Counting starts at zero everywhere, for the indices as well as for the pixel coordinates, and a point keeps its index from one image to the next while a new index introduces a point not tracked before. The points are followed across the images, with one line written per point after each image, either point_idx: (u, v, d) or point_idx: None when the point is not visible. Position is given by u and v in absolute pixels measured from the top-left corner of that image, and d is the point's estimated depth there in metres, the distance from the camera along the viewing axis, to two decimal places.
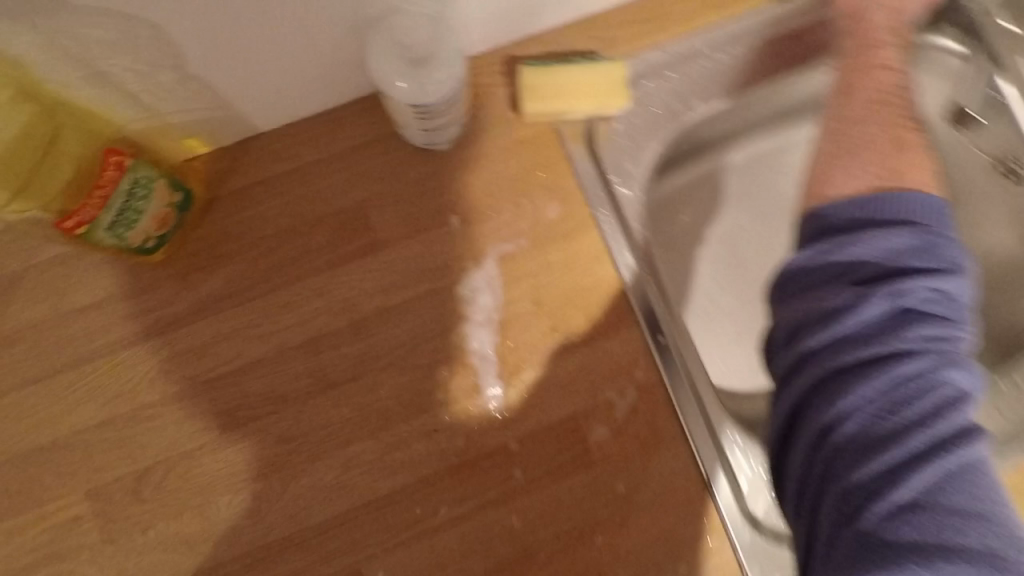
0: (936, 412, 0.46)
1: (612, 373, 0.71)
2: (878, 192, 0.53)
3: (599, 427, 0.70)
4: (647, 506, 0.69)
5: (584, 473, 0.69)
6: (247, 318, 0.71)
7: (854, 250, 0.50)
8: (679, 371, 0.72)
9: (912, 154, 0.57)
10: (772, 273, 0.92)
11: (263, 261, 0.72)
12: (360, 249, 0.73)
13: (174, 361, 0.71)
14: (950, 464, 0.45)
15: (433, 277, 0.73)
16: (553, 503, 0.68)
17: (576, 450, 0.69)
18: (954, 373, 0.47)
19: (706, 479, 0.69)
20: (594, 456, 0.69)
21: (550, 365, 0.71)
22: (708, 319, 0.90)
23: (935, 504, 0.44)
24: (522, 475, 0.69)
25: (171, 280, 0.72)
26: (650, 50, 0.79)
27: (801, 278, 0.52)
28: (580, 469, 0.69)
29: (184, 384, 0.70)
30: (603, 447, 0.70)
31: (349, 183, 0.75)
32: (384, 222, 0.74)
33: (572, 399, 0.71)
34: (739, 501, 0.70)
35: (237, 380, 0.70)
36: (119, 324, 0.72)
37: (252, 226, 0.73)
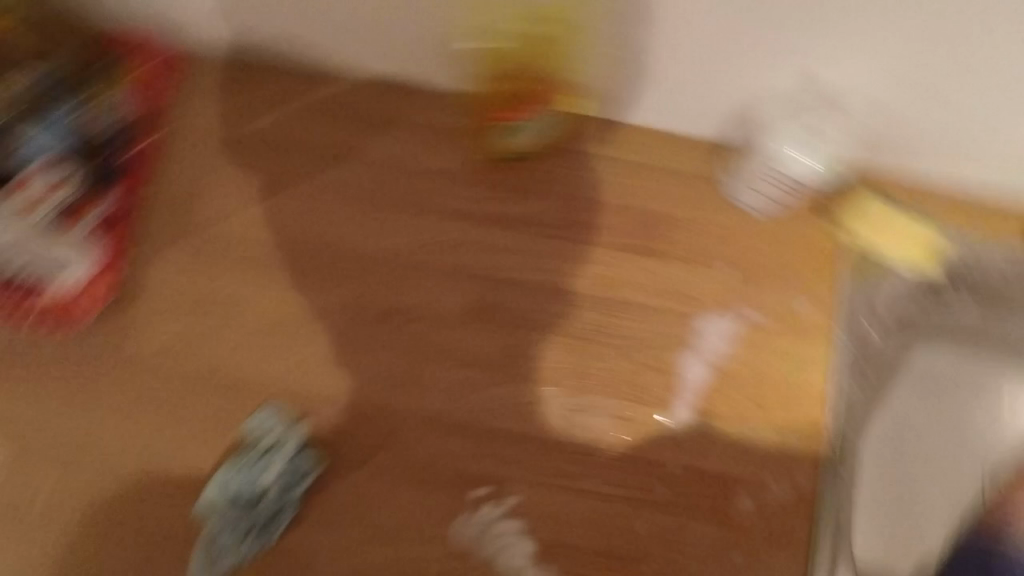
0: None
1: (777, 463, 0.79)
2: None
3: (744, 500, 0.78)
4: None
5: (714, 525, 0.78)
6: (530, 248, 0.86)
7: None
8: (832, 497, 0.79)
9: None
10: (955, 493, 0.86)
11: (568, 215, 0.87)
12: (642, 249, 0.86)
13: (460, 247, 0.86)
14: None
15: (684, 303, 0.84)
16: (677, 532, 0.78)
17: (717, 504, 0.78)
18: None
19: None
20: (727, 518, 0.78)
21: (734, 424, 0.80)
22: (868, 497, 0.85)
23: None
24: (663, 494, 0.79)
25: (495, 187, 0.87)
26: (955, 231, 0.84)
27: None
28: (712, 520, 0.78)
29: (456, 268, 0.85)
30: (739, 516, 0.78)
31: (662, 195, 0.87)
32: (672, 240, 0.86)
33: (735, 461, 0.79)
34: None
35: (497, 287, 0.84)
36: (438, 193, 0.87)
37: (574, 184, 0.87)
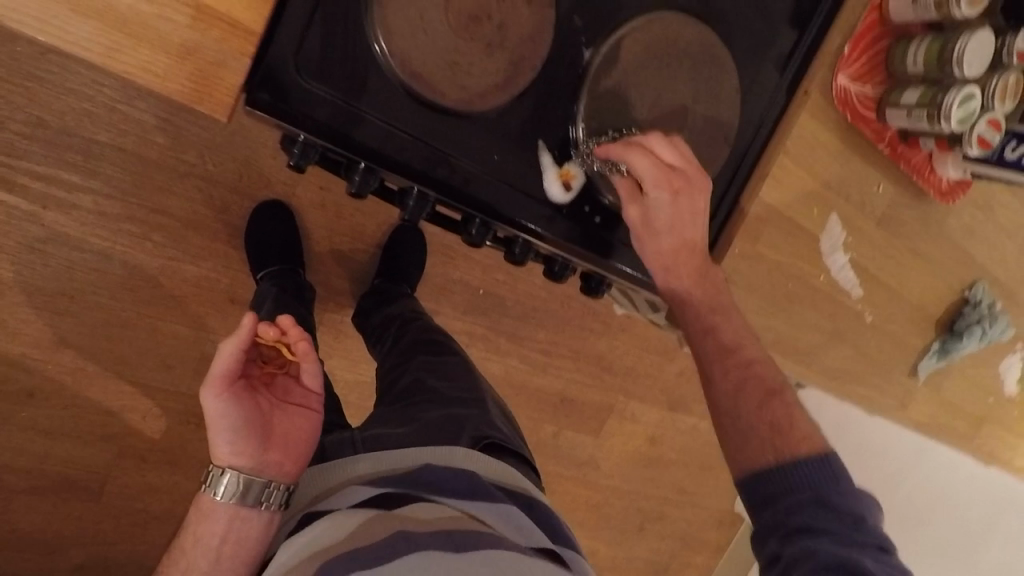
0: (813, 538, 0.64)
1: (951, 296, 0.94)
2: (818, 468, 0.69)
3: (923, 329, 0.94)
4: (879, 356, 0.92)
5: (896, 353, 0.93)
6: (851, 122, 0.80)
7: (832, 549, 0.62)
8: (990, 335, 0.96)
9: (791, 437, 0.73)
10: (792, 515, 0.67)
11: (960, 110, 0.79)
12: (916, 161, 0.85)
13: (809, 98, 0.77)
14: (797, 493, 0.68)
15: (917, 177, 0.86)
16: (858, 355, 0.90)
17: (901, 348, 0.93)
18: (835, 551, 0.62)
19: (918, 346, 0.94)
20: (908, 343, 0.93)
21: (962, 257, 0.93)
22: (959, 334, 0.93)
23: (806, 528, 0.65)
24: (866, 337, 0.89)
25: (960, 33, 0.79)
26: (1015, 200, 0.96)
27: (794, 513, 0.67)
28: (897, 352, 0.93)
29: (801, 112, 0.77)
30: (912, 345, 0.94)
31: (1002, 93, 0.81)
32: (927, 154, 0.86)
33: (931, 279, 0.92)
34: (914, 358, 0.94)
35: (841, 134, 0.80)
36: (865, 67, 0.81)
37: (1004, 77, 0.81)
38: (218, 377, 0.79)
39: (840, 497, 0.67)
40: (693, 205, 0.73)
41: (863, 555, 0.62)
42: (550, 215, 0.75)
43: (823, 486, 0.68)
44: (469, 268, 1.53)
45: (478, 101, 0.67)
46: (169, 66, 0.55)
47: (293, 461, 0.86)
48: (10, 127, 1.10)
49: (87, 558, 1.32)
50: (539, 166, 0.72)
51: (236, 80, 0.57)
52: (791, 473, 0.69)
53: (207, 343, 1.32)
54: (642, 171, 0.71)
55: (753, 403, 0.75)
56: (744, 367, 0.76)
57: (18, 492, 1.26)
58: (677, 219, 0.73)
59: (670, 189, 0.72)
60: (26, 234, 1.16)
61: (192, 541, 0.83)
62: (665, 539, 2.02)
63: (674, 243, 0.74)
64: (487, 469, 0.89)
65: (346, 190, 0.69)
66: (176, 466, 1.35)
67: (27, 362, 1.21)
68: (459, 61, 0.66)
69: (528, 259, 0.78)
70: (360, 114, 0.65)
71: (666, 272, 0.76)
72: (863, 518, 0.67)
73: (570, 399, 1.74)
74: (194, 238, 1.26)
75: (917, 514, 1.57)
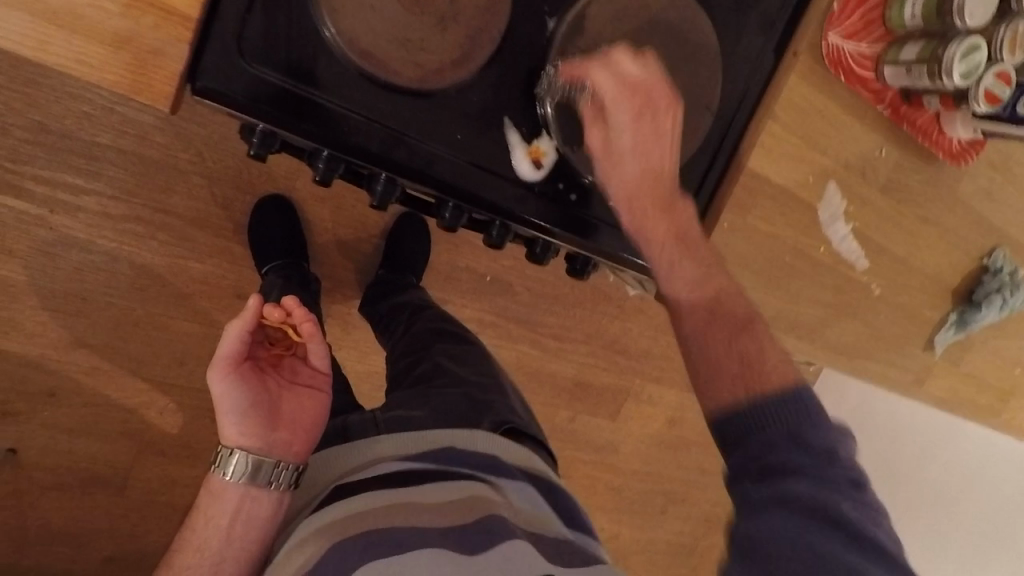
0: (782, 486, 0.57)
1: (967, 263, 0.89)
2: (791, 397, 0.61)
3: (938, 299, 0.89)
4: (890, 330, 0.87)
5: (909, 326, 0.88)
6: (844, 82, 0.76)
7: (797, 493, 0.56)
8: (1010, 303, 0.91)
9: (766, 360, 0.64)
10: (768, 451, 0.59)
11: (962, 64, 0.75)
12: (923, 122, 0.81)
13: (798, 60, 0.73)
14: (772, 430, 0.60)
15: (925, 137, 0.81)
16: (866, 328, 0.86)
17: (915, 319, 0.88)
18: (800, 492, 0.56)
19: (933, 319, 0.90)
20: (922, 315, 0.89)
21: (976, 222, 0.88)
22: (976, 304, 0.89)
23: (776, 466, 0.58)
24: (874, 310, 0.85)
25: None
26: None
27: (760, 445, 0.60)
28: (911, 325, 0.88)
29: (790, 74, 0.73)
30: (926, 317, 0.89)
31: (1006, 44, 0.77)
32: (933, 113, 0.81)
33: (945, 246, 0.87)
34: (929, 331, 0.90)
35: (834, 97, 0.76)
36: (859, 24, 0.77)
37: (1009, 27, 0.77)
38: (223, 359, 0.81)
39: (815, 430, 0.59)
40: (659, 125, 0.66)
41: (838, 493, 0.56)
42: (520, 194, 0.73)
43: (799, 425, 0.59)
44: (474, 255, 1.51)
45: (433, 77, 0.66)
46: (111, 57, 0.55)
47: (302, 442, 0.86)
48: (12, 133, 1.12)
49: (114, 550, 1.36)
50: (506, 144, 0.71)
51: (176, 68, 0.57)
52: (767, 411, 0.60)
53: (217, 338, 1.34)
54: (603, 90, 0.66)
55: (724, 337, 0.66)
56: (714, 301, 0.68)
57: (45, 488, 1.30)
58: (640, 140, 0.67)
59: (631, 107, 0.66)
60: (35, 238, 1.18)
61: (202, 521, 0.82)
62: (688, 522, 2.00)
63: (637, 169, 0.67)
64: (506, 449, 0.88)
65: (312, 177, 0.68)
66: (194, 460, 1.38)
67: (45, 362, 1.25)
68: (411, 38, 0.65)
69: (506, 241, 0.76)
70: (315, 100, 0.65)
71: (636, 211, 0.69)
72: (829, 442, 0.59)
73: (584, 383, 1.72)
74: (197, 234, 1.27)
75: (948, 495, 1.51)
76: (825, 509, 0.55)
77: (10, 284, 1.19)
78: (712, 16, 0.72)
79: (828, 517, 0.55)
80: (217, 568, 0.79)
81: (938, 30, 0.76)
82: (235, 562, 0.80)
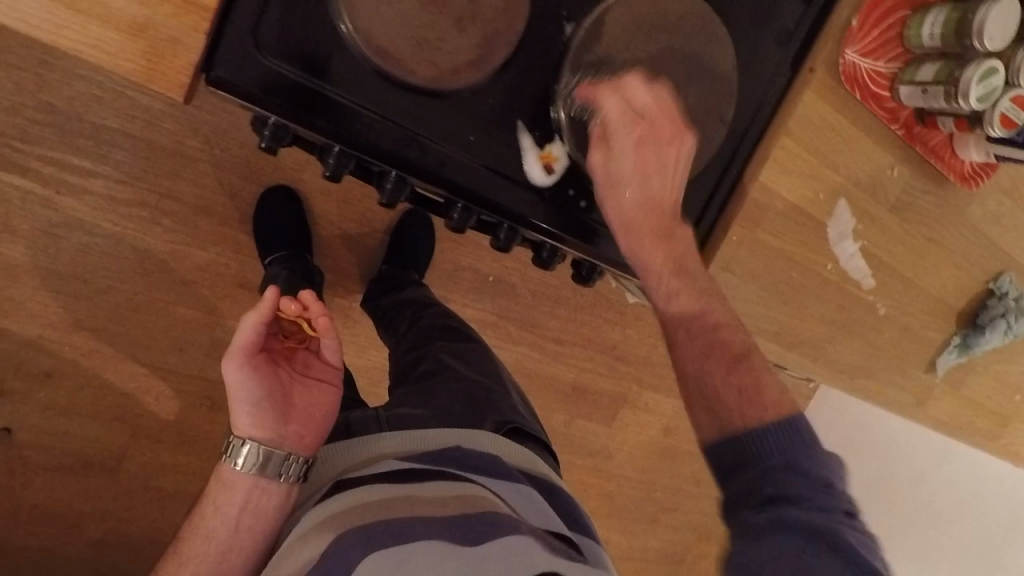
0: (781, 512, 0.59)
1: (972, 286, 0.89)
2: (785, 423, 0.64)
3: (943, 321, 0.89)
4: (893, 349, 0.87)
5: (913, 347, 0.88)
6: (858, 100, 0.76)
7: (792, 514, 0.58)
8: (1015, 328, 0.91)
9: (764, 392, 0.67)
10: (757, 475, 0.62)
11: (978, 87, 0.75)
12: (935, 142, 0.81)
13: (813, 76, 0.73)
14: (767, 455, 0.63)
15: (937, 157, 0.81)
16: (869, 347, 0.86)
17: (919, 340, 0.88)
18: (796, 514, 0.58)
19: (936, 341, 0.89)
20: (925, 335, 0.88)
21: (984, 244, 0.88)
22: (980, 327, 0.88)
23: (775, 491, 0.61)
24: (878, 329, 0.85)
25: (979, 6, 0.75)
26: None
27: (756, 470, 0.62)
28: (914, 345, 0.88)
29: (804, 91, 0.74)
30: (930, 338, 0.89)
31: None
32: (945, 134, 0.81)
33: (952, 268, 0.87)
34: (932, 353, 0.90)
35: (847, 115, 0.76)
36: (877, 42, 0.77)
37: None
38: (239, 350, 0.79)
39: (810, 460, 0.62)
40: (660, 155, 0.68)
41: (832, 517, 0.59)
42: (533, 198, 0.73)
43: (795, 453, 0.62)
44: (478, 254, 1.51)
45: (449, 78, 0.66)
46: (127, 44, 0.55)
47: (313, 435, 0.86)
48: (22, 113, 1.12)
49: (105, 534, 1.36)
50: (518, 146, 0.70)
51: (190, 57, 0.57)
52: (764, 440, 0.63)
53: (218, 327, 1.33)
54: (606, 114, 0.68)
55: (722, 368, 0.68)
56: (709, 333, 0.70)
57: (40, 469, 1.30)
58: (641, 165, 0.69)
59: (633, 135, 0.68)
60: (40, 218, 1.18)
61: (212, 509, 0.83)
62: (679, 531, 1.99)
63: (637, 197, 0.69)
64: (509, 451, 0.88)
65: (323, 172, 0.69)
66: (189, 446, 1.38)
67: (44, 343, 1.24)
68: (427, 36, 0.64)
69: (513, 245, 0.76)
70: (329, 95, 0.64)
71: (632, 240, 0.70)
72: (818, 470, 0.62)
73: (582, 388, 1.71)
74: (203, 223, 1.27)
75: (941, 516, 1.51)
76: (820, 534, 0.57)
77: (13, 264, 1.19)
78: (730, 28, 0.72)
79: (826, 548, 0.57)
80: (223, 557, 0.80)
81: (956, 51, 0.77)
82: (241, 553, 0.80)
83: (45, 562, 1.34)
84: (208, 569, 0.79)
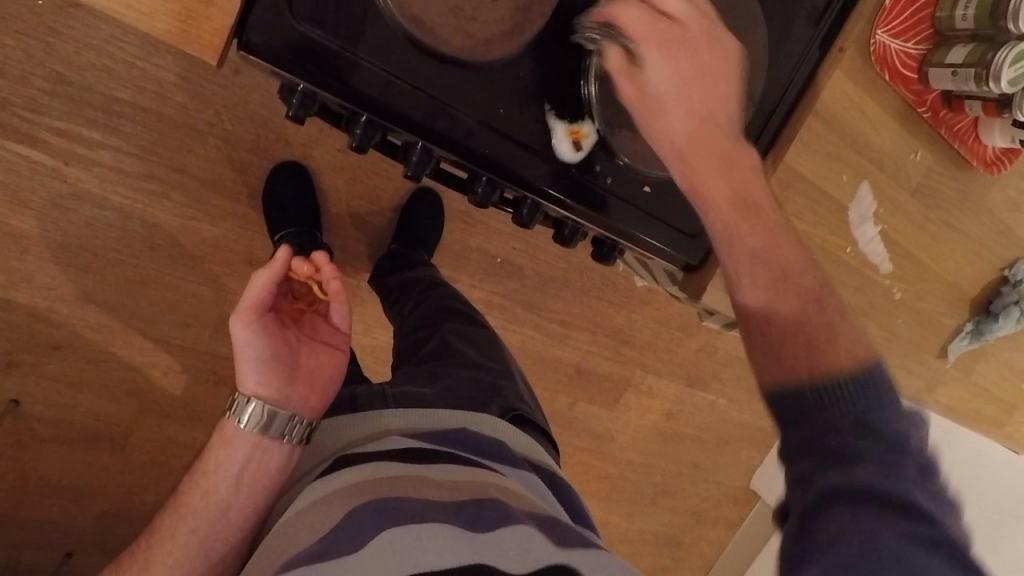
0: (860, 477, 0.49)
1: (986, 273, 0.90)
2: (871, 377, 0.53)
3: (957, 307, 0.89)
4: (905, 335, 0.88)
5: (926, 333, 0.89)
6: (884, 84, 0.76)
7: (866, 479, 0.48)
8: None
9: (841, 344, 0.57)
10: (828, 428, 0.52)
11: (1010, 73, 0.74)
12: (958, 127, 0.81)
13: (842, 59, 0.73)
14: (846, 411, 0.52)
15: (959, 142, 0.81)
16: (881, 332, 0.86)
17: (932, 326, 0.88)
18: (871, 480, 0.48)
19: (949, 328, 0.90)
20: (938, 323, 0.89)
21: (1000, 232, 0.88)
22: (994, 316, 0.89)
23: (852, 448, 0.50)
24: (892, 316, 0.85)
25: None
26: None
27: (828, 422, 0.52)
28: (926, 331, 0.89)
29: (833, 73, 0.74)
30: (943, 324, 0.89)
31: None
32: (968, 120, 0.81)
33: (967, 255, 0.87)
34: (943, 340, 0.90)
35: (872, 98, 0.76)
36: (909, 25, 0.77)
37: None
38: (250, 304, 0.80)
39: (890, 420, 0.51)
40: (694, 61, 0.64)
41: (911, 487, 0.49)
42: (558, 174, 0.73)
43: (873, 409, 0.52)
44: (487, 235, 1.50)
45: (483, 49, 0.65)
46: (161, 6, 0.54)
47: (318, 398, 0.86)
48: (30, 82, 1.11)
49: (110, 505, 1.37)
50: (545, 126, 0.71)
51: (226, 21, 0.56)
52: (837, 394, 0.53)
53: (225, 302, 1.33)
54: (630, 28, 0.63)
55: (800, 319, 0.60)
56: (787, 277, 0.62)
57: (45, 441, 1.31)
58: (681, 77, 0.64)
59: (660, 48, 0.63)
60: (49, 190, 1.17)
61: (212, 466, 0.80)
62: (677, 514, 2.02)
63: (688, 121, 0.65)
64: (510, 435, 0.88)
65: (348, 143, 0.69)
66: (195, 421, 1.39)
67: (52, 316, 1.24)
68: (462, 6, 0.64)
69: (534, 223, 0.77)
70: (359, 62, 0.64)
71: (693, 170, 0.65)
72: (901, 431, 0.51)
73: (587, 371, 1.72)
74: (212, 198, 1.26)
75: None
76: (908, 514, 0.48)
77: (20, 235, 1.18)
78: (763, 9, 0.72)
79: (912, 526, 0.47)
80: (223, 514, 0.77)
81: (988, 35, 0.76)
82: (240, 511, 0.78)
83: (52, 532, 1.35)
84: (205, 525, 0.77)
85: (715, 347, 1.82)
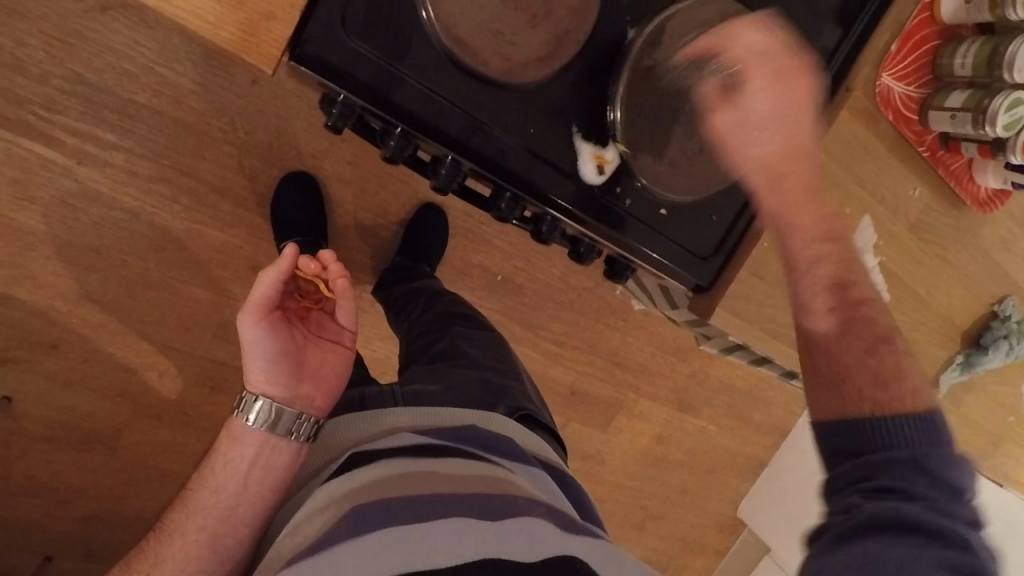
0: (898, 509, 0.59)
1: (977, 307, 0.93)
2: (924, 420, 0.63)
3: (950, 339, 0.92)
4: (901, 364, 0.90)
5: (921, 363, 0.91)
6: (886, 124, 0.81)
7: (903, 511, 0.59)
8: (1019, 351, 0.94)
9: (898, 384, 0.67)
10: (877, 462, 0.63)
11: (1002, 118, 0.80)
12: (954, 167, 0.86)
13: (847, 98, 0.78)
14: (896, 450, 0.62)
15: (955, 180, 0.86)
16: None
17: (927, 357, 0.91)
18: (907, 511, 0.59)
19: (942, 359, 0.92)
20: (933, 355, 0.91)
21: (989, 268, 0.92)
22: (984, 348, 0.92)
23: (895, 484, 0.61)
24: None
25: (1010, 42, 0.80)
26: None
27: (876, 459, 0.63)
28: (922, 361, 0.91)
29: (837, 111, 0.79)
30: (938, 355, 0.92)
31: None
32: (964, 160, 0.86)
33: (959, 289, 0.91)
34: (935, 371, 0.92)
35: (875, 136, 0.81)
36: (910, 70, 0.82)
37: None
38: (257, 304, 0.80)
39: (939, 461, 0.61)
40: (795, 90, 0.69)
41: (942, 520, 0.59)
42: (581, 193, 0.76)
43: (923, 450, 0.62)
44: (489, 253, 1.53)
45: (519, 71, 0.69)
46: (221, 14, 0.57)
47: (325, 396, 0.88)
48: (51, 82, 1.13)
49: (94, 509, 1.35)
50: (573, 147, 0.74)
51: (281, 33, 0.59)
52: (888, 430, 0.63)
53: (226, 308, 1.34)
54: (745, 55, 0.68)
55: (858, 351, 0.69)
56: (849, 307, 0.71)
57: (33, 441, 1.29)
58: (781, 106, 0.69)
59: (767, 77, 0.68)
60: (60, 188, 1.18)
61: (220, 464, 0.81)
62: (663, 540, 2.01)
63: (782, 148, 0.70)
64: (516, 434, 0.90)
65: (381, 154, 0.72)
66: (188, 426, 1.37)
67: (52, 314, 1.24)
68: (503, 29, 0.67)
69: (553, 238, 0.81)
70: (402, 78, 0.67)
71: (779, 192, 0.70)
72: (939, 472, 0.61)
73: (581, 391, 1.73)
74: (221, 204, 1.28)
75: None
76: (938, 543, 0.58)
77: (27, 231, 1.19)
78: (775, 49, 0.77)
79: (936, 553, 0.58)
80: (230, 512, 0.78)
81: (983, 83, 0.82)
82: (248, 509, 0.79)
83: (33, 534, 1.32)
84: (212, 523, 0.77)
85: (707, 373, 1.84)
